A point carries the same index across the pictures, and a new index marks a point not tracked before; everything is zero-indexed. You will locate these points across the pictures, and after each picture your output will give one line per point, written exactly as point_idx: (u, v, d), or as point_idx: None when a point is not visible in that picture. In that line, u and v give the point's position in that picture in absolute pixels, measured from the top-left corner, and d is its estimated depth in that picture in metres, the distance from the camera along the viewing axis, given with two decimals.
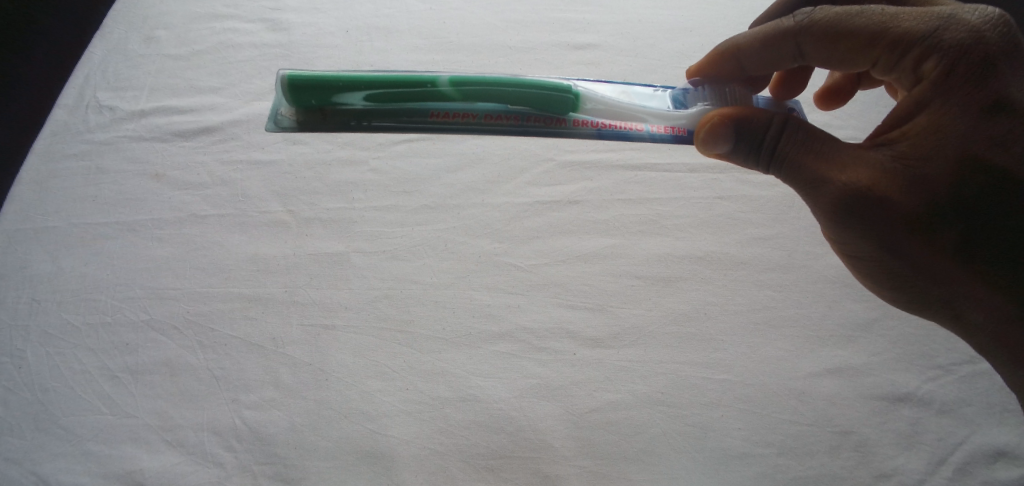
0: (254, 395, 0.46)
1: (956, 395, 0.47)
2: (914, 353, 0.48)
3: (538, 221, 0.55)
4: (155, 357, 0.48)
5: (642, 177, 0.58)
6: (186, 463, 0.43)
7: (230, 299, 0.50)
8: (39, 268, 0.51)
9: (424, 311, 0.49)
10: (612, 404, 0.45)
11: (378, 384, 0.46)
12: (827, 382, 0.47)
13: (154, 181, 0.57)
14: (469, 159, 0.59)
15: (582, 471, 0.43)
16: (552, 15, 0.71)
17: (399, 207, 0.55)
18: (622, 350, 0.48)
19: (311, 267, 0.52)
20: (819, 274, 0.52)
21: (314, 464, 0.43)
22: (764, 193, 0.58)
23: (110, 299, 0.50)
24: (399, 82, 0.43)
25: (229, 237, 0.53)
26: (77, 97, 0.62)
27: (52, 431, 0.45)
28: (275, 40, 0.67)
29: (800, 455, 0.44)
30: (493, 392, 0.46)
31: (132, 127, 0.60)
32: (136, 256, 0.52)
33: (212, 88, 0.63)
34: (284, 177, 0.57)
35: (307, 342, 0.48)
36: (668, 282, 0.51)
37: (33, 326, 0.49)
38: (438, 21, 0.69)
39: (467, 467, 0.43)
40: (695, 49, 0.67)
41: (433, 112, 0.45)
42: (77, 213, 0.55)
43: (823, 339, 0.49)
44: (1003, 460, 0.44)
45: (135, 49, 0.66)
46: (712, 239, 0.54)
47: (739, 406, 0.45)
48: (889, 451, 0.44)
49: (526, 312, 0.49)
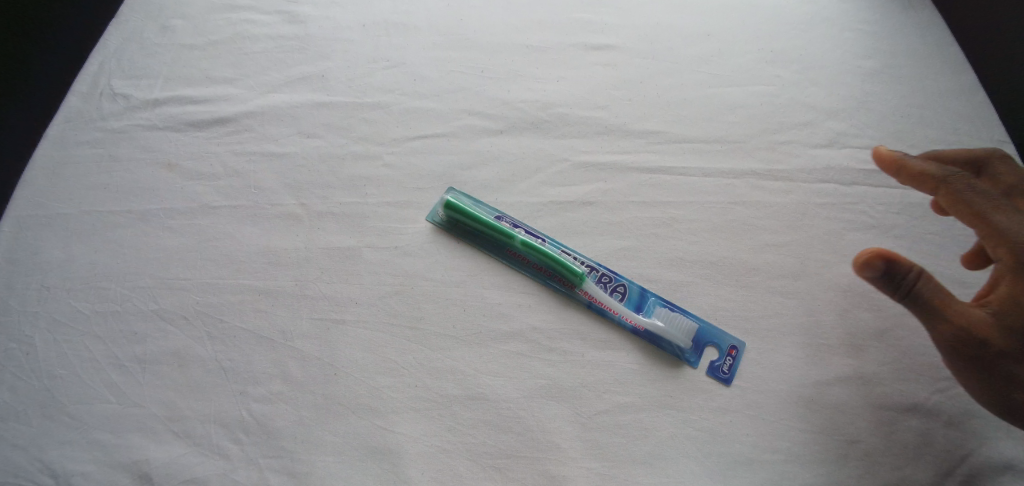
0: (262, 388, 0.46)
1: (967, 408, 0.46)
2: (927, 365, 0.48)
3: (551, 221, 0.55)
4: (164, 347, 0.48)
5: (655, 180, 0.58)
6: (192, 454, 0.43)
7: (240, 290, 0.50)
8: (50, 255, 0.51)
9: (435, 308, 0.49)
10: (621, 407, 0.45)
11: (386, 380, 0.46)
12: (839, 390, 0.46)
13: (166, 170, 0.57)
14: (482, 157, 0.59)
15: (590, 473, 0.43)
16: (572, 16, 0.70)
17: (412, 204, 0.55)
18: (632, 352, 0.48)
19: (323, 260, 0.52)
20: (831, 282, 0.52)
21: (322, 458, 0.43)
22: (782, 198, 0.57)
23: (120, 287, 0.50)
24: (484, 222, 0.52)
25: (241, 229, 0.53)
26: (91, 84, 0.62)
27: (59, 418, 0.45)
28: (291, 32, 0.67)
29: (809, 463, 0.43)
30: (502, 391, 0.45)
31: (144, 116, 0.60)
32: (147, 245, 0.52)
33: (227, 80, 0.63)
34: (297, 170, 0.57)
35: (316, 336, 0.48)
36: (679, 287, 0.51)
37: (42, 312, 0.49)
38: (455, 19, 0.68)
39: (474, 467, 0.43)
40: (713, 53, 0.67)
41: (501, 217, 0.55)
42: (88, 200, 0.55)
43: (834, 348, 0.48)
44: (1014, 475, 0.43)
45: (150, 37, 0.66)
46: (725, 244, 0.54)
47: (748, 412, 0.45)
48: (898, 463, 0.44)
49: (537, 312, 0.49)
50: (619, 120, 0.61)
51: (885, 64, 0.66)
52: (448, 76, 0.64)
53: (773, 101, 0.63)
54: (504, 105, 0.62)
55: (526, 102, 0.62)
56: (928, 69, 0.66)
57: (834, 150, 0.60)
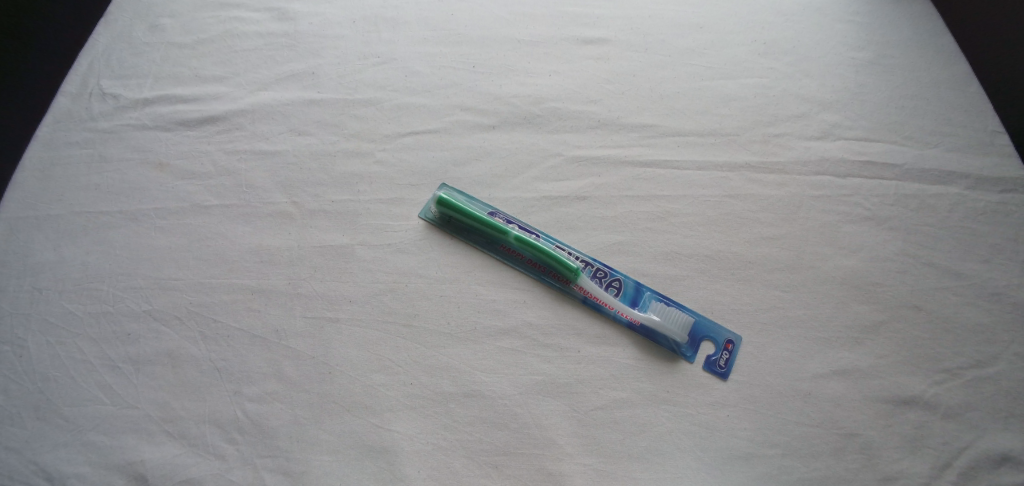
0: (256, 388, 0.45)
1: (962, 398, 0.46)
2: (922, 356, 0.48)
3: (545, 216, 0.54)
4: (158, 348, 0.47)
5: (649, 174, 0.57)
6: (186, 455, 0.43)
7: (233, 290, 0.50)
8: (41, 257, 0.51)
9: (429, 305, 0.49)
10: (617, 402, 0.45)
11: (381, 378, 0.45)
12: (835, 383, 0.46)
13: (158, 170, 0.56)
14: (475, 153, 0.58)
15: (587, 469, 0.42)
16: (564, 9, 0.69)
17: (405, 201, 0.55)
18: (627, 347, 0.48)
19: (316, 259, 0.51)
20: (826, 274, 0.52)
21: (317, 457, 0.43)
22: (776, 191, 0.57)
23: (113, 289, 0.50)
24: (477, 219, 0.52)
25: (233, 228, 0.53)
26: (81, 84, 0.61)
27: (52, 421, 0.44)
28: (281, 29, 0.67)
29: (806, 456, 0.43)
30: (498, 388, 0.45)
31: (135, 115, 0.60)
32: (138, 246, 0.52)
33: (217, 78, 0.63)
34: (289, 168, 0.57)
35: (311, 335, 0.47)
36: (674, 281, 0.51)
37: (35, 314, 0.49)
38: (446, 13, 0.68)
39: (471, 464, 0.42)
40: (706, 46, 0.66)
41: (494, 212, 0.54)
42: (79, 201, 0.54)
43: (830, 341, 0.48)
44: (1008, 465, 0.43)
45: (140, 37, 0.65)
46: (720, 237, 0.53)
47: (745, 406, 0.45)
48: (894, 454, 0.44)
49: (532, 308, 0.49)
50: (612, 114, 0.61)
51: (878, 54, 0.66)
52: (440, 72, 0.64)
53: (767, 93, 0.63)
54: (497, 100, 0.62)
55: (518, 97, 0.62)
56: (921, 59, 0.65)
57: (828, 142, 0.60)
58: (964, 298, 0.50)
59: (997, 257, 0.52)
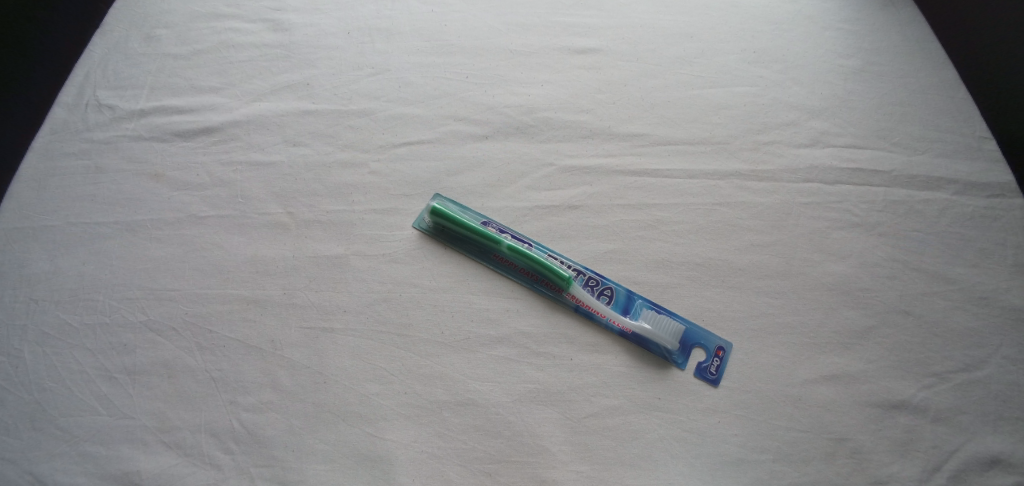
0: (251, 397, 0.46)
1: (951, 402, 0.47)
2: (911, 361, 0.48)
3: (539, 225, 0.55)
4: (154, 358, 0.48)
5: (641, 182, 0.58)
6: (182, 465, 0.43)
7: (228, 300, 0.50)
8: (37, 268, 0.51)
9: (423, 314, 0.49)
10: (610, 409, 0.46)
11: (376, 387, 0.46)
12: (825, 389, 0.47)
13: (154, 181, 0.57)
14: (469, 163, 0.59)
15: (579, 476, 0.43)
16: (554, 19, 0.70)
17: (400, 210, 0.55)
18: (620, 355, 0.48)
19: (311, 268, 0.52)
20: (816, 280, 0.52)
21: (313, 466, 0.43)
22: (766, 199, 0.57)
23: (108, 299, 0.50)
24: (470, 228, 0.53)
25: (228, 238, 0.53)
26: (77, 95, 0.62)
27: (48, 431, 0.45)
28: (276, 40, 0.67)
29: (796, 461, 0.44)
30: (491, 396, 0.46)
31: (131, 126, 0.60)
32: (134, 256, 0.52)
33: (212, 89, 0.63)
34: (283, 178, 0.57)
35: (306, 345, 0.48)
36: (666, 289, 0.51)
37: (30, 325, 0.49)
38: (439, 23, 0.69)
39: (465, 472, 0.43)
40: (696, 54, 0.67)
41: (487, 222, 0.55)
42: (75, 211, 0.55)
43: (820, 347, 0.49)
44: (997, 468, 0.44)
45: (135, 48, 0.66)
46: (711, 245, 0.54)
47: (736, 412, 0.46)
48: (883, 458, 0.44)
49: (525, 316, 0.49)
50: (604, 123, 0.62)
51: (867, 62, 0.67)
52: (434, 82, 0.64)
53: (757, 101, 0.64)
54: (490, 110, 0.62)
55: (512, 107, 0.63)
56: (909, 66, 0.66)
57: (817, 150, 0.60)
58: (953, 302, 0.51)
59: (985, 261, 0.53)
